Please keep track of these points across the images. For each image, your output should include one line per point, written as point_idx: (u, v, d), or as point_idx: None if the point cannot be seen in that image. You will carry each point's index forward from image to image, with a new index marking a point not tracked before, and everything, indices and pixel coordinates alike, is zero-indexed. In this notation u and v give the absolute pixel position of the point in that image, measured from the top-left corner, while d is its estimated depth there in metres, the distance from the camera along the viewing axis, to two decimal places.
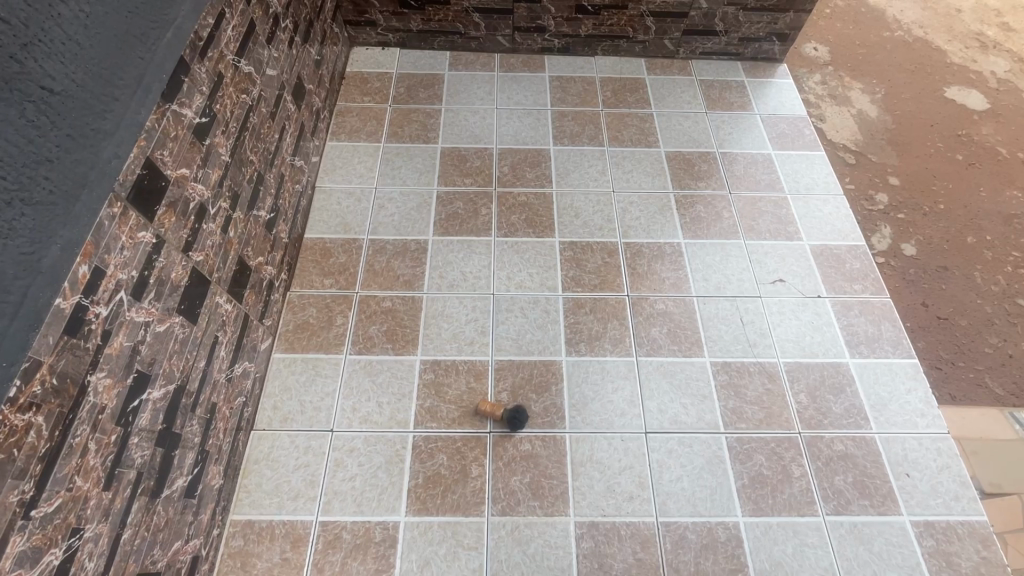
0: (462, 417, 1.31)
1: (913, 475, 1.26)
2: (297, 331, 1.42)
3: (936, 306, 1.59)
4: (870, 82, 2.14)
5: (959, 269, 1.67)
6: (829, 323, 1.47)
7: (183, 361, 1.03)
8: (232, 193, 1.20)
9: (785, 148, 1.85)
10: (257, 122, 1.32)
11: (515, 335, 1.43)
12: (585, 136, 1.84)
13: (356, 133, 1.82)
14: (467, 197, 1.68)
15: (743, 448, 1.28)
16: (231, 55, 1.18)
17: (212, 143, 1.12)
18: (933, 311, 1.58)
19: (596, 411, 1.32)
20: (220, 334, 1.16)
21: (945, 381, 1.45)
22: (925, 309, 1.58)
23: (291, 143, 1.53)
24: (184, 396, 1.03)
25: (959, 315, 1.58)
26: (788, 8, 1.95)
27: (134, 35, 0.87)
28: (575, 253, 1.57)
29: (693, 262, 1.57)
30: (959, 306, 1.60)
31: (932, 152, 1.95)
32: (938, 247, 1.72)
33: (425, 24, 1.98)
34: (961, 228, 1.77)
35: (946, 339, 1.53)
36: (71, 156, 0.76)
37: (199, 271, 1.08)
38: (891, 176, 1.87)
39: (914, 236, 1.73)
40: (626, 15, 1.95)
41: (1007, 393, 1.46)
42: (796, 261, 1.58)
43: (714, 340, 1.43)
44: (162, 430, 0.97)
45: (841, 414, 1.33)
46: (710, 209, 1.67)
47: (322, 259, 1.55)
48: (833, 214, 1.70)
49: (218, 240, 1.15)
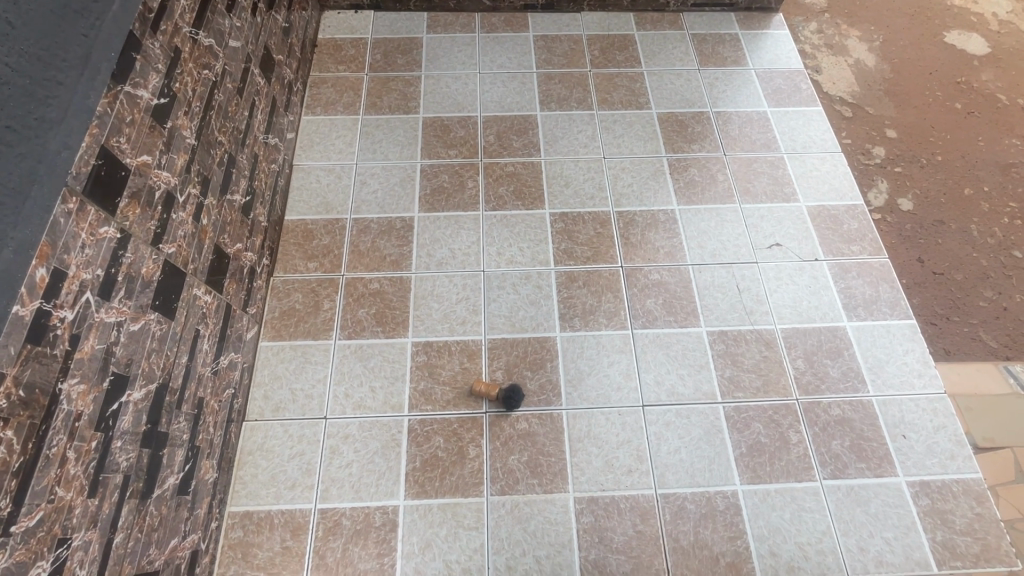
0: (457, 399, 1.29)
1: (909, 436, 1.26)
2: (283, 318, 1.38)
3: (932, 262, 1.56)
4: (867, 30, 2.05)
5: (956, 223, 1.64)
6: (827, 287, 1.45)
7: (164, 358, 0.99)
8: (202, 177, 1.14)
9: (782, 104, 1.77)
10: (223, 99, 1.24)
11: (507, 312, 1.40)
12: (573, 99, 1.76)
13: (333, 106, 1.73)
14: (453, 169, 1.61)
15: (741, 417, 1.28)
16: (187, 27, 1.09)
17: (174, 125, 1.04)
18: (928, 267, 1.55)
19: (593, 386, 1.30)
20: (202, 326, 1.12)
21: (940, 336, 1.44)
22: (921, 265, 1.55)
23: (262, 120, 1.44)
24: (167, 394, 1.00)
25: (955, 270, 1.56)
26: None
27: (72, 10, 0.79)
28: (567, 224, 1.52)
29: (688, 229, 1.52)
30: (955, 260, 1.57)
31: (931, 102, 1.89)
32: (935, 201, 1.68)
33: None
34: (958, 180, 1.72)
35: (942, 295, 1.51)
36: (15, 150, 0.69)
37: (172, 263, 1.03)
38: (888, 128, 1.81)
39: (911, 190, 1.69)
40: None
41: (1001, 346, 1.45)
42: (793, 224, 1.54)
43: (710, 309, 1.41)
44: (148, 430, 0.94)
45: (838, 379, 1.32)
46: (704, 172, 1.62)
47: (305, 241, 1.49)
48: (831, 172, 1.64)
49: (191, 229, 1.09)
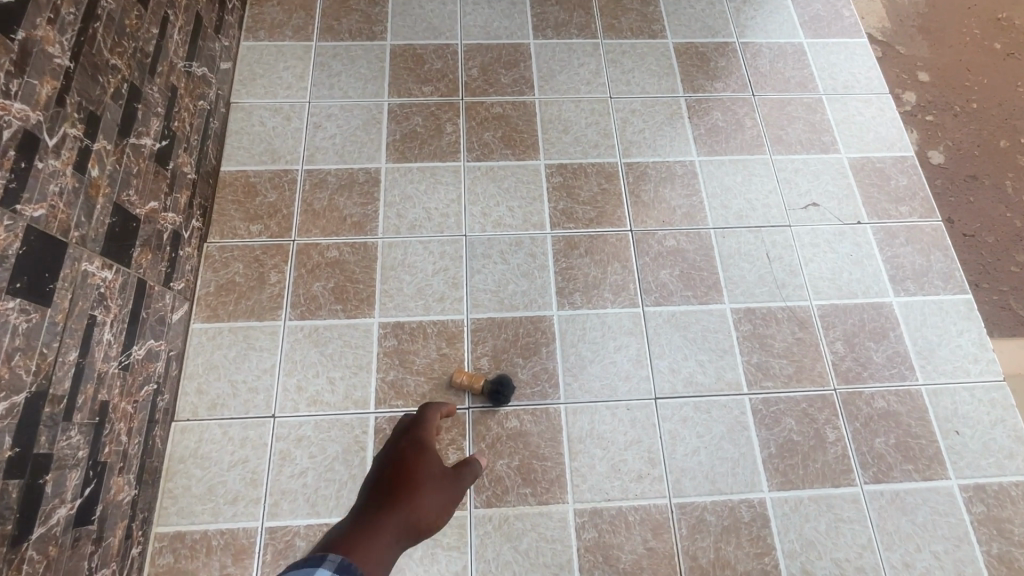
0: (434, 392, 1.07)
1: (963, 433, 1.08)
2: (220, 294, 1.13)
3: (962, 222, 1.36)
4: None
5: (991, 179, 1.41)
6: (870, 255, 1.23)
7: (36, 359, 0.74)
8: (86, 113, 0.85)
9: (821, 35, 1.49)
10: (115, 8, 0.93)
11: (494, 286, 1.16)
12: (574, 25, 1.45)
13: (279, 29, 1.41)
14: (428, 110, 1.33)
15: (770, 411, 1.08)
16: None
17: (28, 37, 0.75)
18: (956, 229, 1.35)
19: (596, 376, 1.09)
20: (102, 312, 0.87)
21: None
22: (948, 226, 1.35)
23: (182, 42, 1.13)
24: (45, 405, 0.76)
25: (986, 231, 1.35)
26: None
27: None
28: (566, 178, 1.27)
29: (710, 185, 1.28)
30: (989, 221, 1.36)
31: (969, 40, 1.61)
32: (969, 152, 1.45)
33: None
34: (994, 130, 1.48)
35: (969, 259, 1.32)
36: None
37: (42, 231, 0.76)
38: (922, 70, 1.56)
39: (942, 141, 1.46)
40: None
41: None
42: (832, 180, 1.30)
43: (735, 282, 1.18)
44: (16, 456, 0.71)
45: (882, 365, 1.13)
46: (729, 116, 1.35)
47: (246, 198, 1.22)
48: (877, 118, 1.39)
49: (71, 184, 0.81)
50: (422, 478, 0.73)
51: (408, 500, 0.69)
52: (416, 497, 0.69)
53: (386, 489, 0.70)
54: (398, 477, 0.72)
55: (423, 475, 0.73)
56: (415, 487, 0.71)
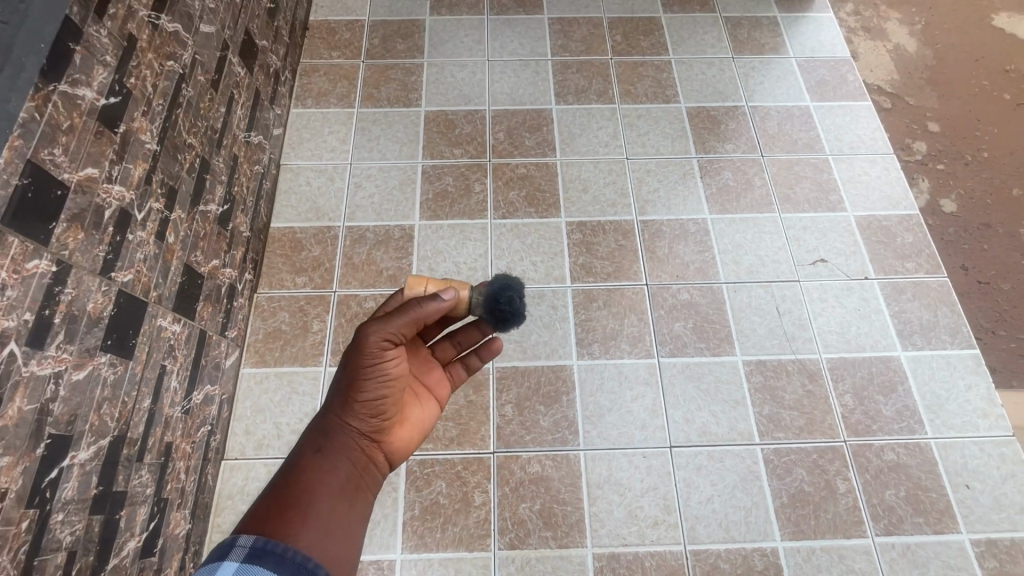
0: (462, 436, 1.14)
1: (974, 487, 1.11)
2: (268, 341, 1.24)
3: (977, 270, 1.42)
4: (910, 11, 1.85)
5: (1004, 228, 1.49)
6: (878, 310, 1.28)
7: (119, 407, 0.85)
8: (167, 188, 0.98)
9: (826, 98, 1.58)
10: (193, 95, 1.07)
11: (518, 336, 1.24)
12: (592, 91, 1.57)
13: (325, 97, 1.56)
14: (458, 171, 1.44)
15: (782, 461, 1.13)
16: (144, 10, 0.92)
17: (130, 130, 0.88)
18: (972, 276, 1.41)
19: (614, 424, 1.16)
20: (171, 361, 0.98)
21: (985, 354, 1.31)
22: (965, 273, 1.41)
23: (243, 116, 1.28)
24: (125, 447, 0.86)
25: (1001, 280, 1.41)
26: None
27: None
28: (584, 234, 1.36)
29: (721, 241, 1.36)
30: (1003, 269, 1.43)
31: (978, 92, 1.70)
32: (981, 201, 1.52)
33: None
34: (1006, 178, 1.56)
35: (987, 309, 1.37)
36: None
37: (130, 293, 0.88)
38: (931, 121, 1.64)
39: (955, 189, 1.54)
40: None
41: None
42: (840, 236, 1.37)
43: (747, 335, 1.25)
44: (100, 493, 0.81)
45: (891, 418, 1.17)
46: (739, 176, 1.44)
47: (292, 253, 1.34)
48: (882, 177, 1.46)
49: (152, 250, 0.94)
50: (365, 409, 0.76)
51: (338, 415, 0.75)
52: (364, 416, 0.76)
53: (320, 447, 0.74)
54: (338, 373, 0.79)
55: (361, 405, 0.75)
56: (359, 417, 0.76)
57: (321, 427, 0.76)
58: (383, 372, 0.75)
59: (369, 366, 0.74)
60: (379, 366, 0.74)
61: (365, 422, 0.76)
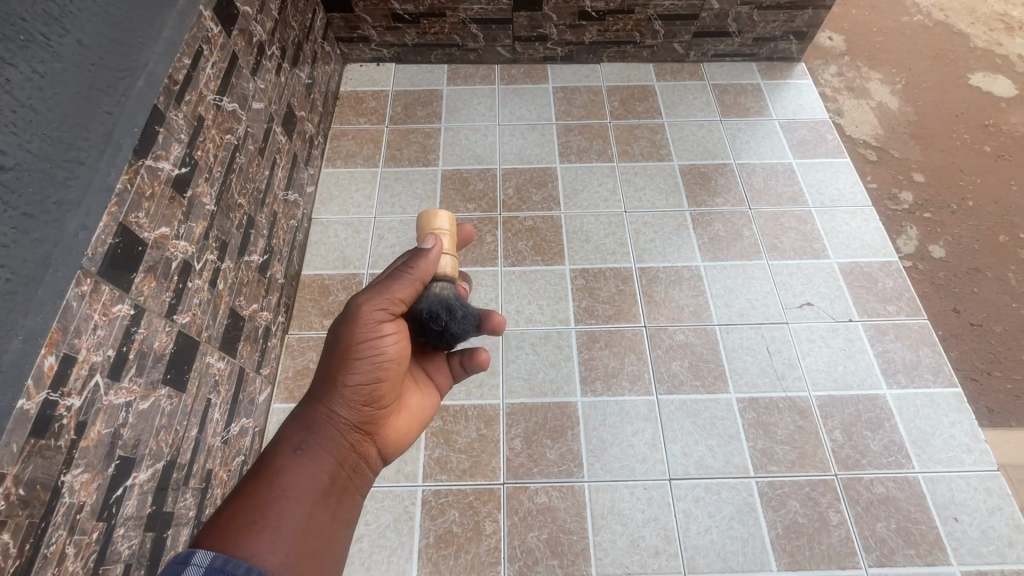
0: (474, 468, 1.23)
1: (962, 519, 1.17)
2: (297, 378, 1.35)
3: (969, 312, 1.49)
4: (888, 74, 2.02)
5: (993, 272, 1.57)
6: (863, 350, 1.37)
7: (173, 434, 0.96)
8: (220, 242, 1.13)
9: (807, 156, 1.73)
10: (244, 162, 1.24)
11: (526, 374, 1.34)
12: (593, 151, 1.74)
13: (353, 158, 1.74)
14: (472, 223, 1.59)
15: (776, 493, 1.19)
16: (211, 94, 1.10)
17: (195, 194, 1.04)
18: (964, 318, 1.48)
19: (616, 457, 1.24)
20: (215, 395, 1.09)
21: (981, 393, 1.37)
22: (956, 315, 1.48)
23: (283, 177, 1.45)
24: (175, 471, 0.96)
25: (993, 321, 1.49)
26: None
27: (99, 90, 0.81)
28: (587, 280, 1.48)
29: (714, 286, 1.47)
30: (994, 311, 1.50)
31: (958, 146, 1.83)
32: (969, 247, 1.62)
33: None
34: (991, 227, 1.66)
35: (982, 349, 1.44)
36: (31, 236, 0.70)
37: (187, 333, 1.01)
38: (916, 172, 1.76)
39: (942, 237, 1.63)
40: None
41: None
42: (824, 282, 1.48)
43: (740, 373, 1.34)
44: (153, 512, 0.91)
45: (880, 453, 1.24)
46: (729, 227, 1.57)
47: (321, 297, 1.47)
48: (862, 227, 1.59)
49: (206, 296, 1.07)
50: (357, 396, 0.78)
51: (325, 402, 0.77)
52: (350, 404, 0.77)
53: (301, 444, 0.74)
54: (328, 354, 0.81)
55: (350, 390, 0.76)
56: (345, 405, 0.77)
57: (306, 419, 0.76)
58: (382, 349, 0.77)
59: (366, 344, 0.77)
60: (376, 345, 0.77)
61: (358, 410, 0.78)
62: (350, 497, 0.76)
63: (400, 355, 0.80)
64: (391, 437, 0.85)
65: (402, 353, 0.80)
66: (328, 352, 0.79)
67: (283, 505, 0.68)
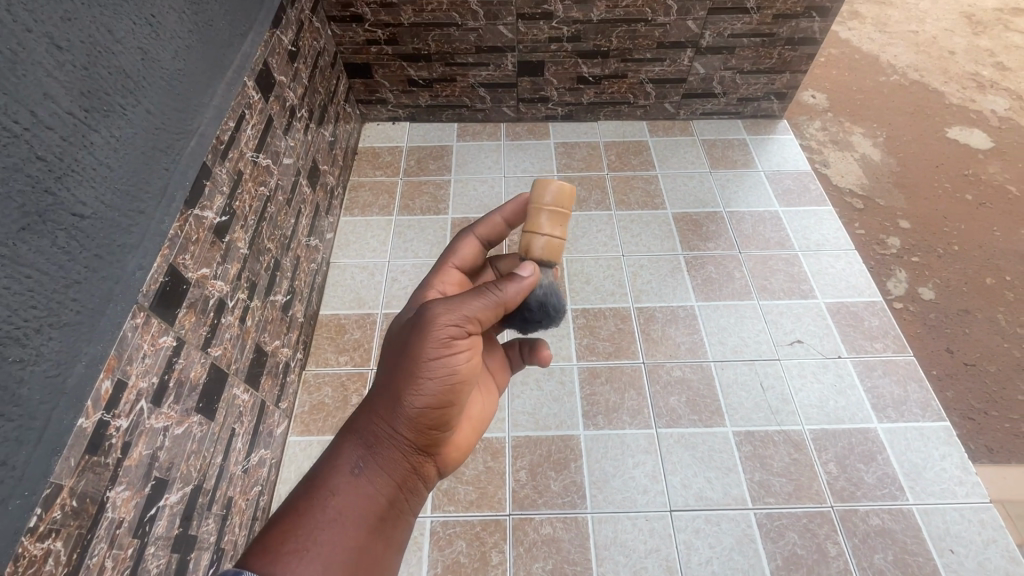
0: (480, 499, 1.28)
1: (957, 551, 1.19)
2: (313, 412, 1.42)
3: (961, 352, 1.56)
4: (870, 128, 2.18)
5: (983, 312, 1.65)
6: (853, 385, 1.44)
7: (201, 460, 1.03)
8: (250, 283, 1.23)
9: (792, 204, 1.85)
10: (274, 211, 1.37)
11: (530, 409, 1.41)
12: (592, 200, 1.87)
13: (369, 207, 1.87)
14: None
15: (774, 525, 1.23)
16: (249, 152, 1.24)
17: (231, 239, 1.15)
18: (957, 357, 1.55)
19: (619, 489, 1.28)
20: (239, 425, 1.17)
21: (979, 432, 1.41)
22: (950, 355, 1.55)
23: (307, 224, 1.57)
24: (200, 496, 1.03)
25: (985, 360, 1.55)
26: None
27: (160, 149, 0.93)
28: (588, 319, 1.57)
29: (708, 325, 1.56)
30: (985, 351, 1.57)
31: (941, 194, 1.96)
32: (957, 289, 1.71)
33: (418, 16, 1.77)
34: (978, 269, 1.76)
35: (977, 388, 1.50)
36: (98, 274, 0.79)
37: (218, 365, 1.09)
38: (901, 219, 1.88)
39: (930, 279, 1.72)
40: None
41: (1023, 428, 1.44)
42: (812, 320, 1.56)
43: (735, 408, 1.40)
44: (179, 534, 0.97)
45: (874, 485, 1.28)
46: (721, 269, 1.68)
47: (337, 335, 1.56)
48: (847, 269, 1.68)
49: (236, 332, 1.17)
50: (418, 416, 0.78)
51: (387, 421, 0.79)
52: (411, 426, 0.79)
53: (358, 463, 0.77)
54: (390, 363, 0.81)
55: (413, 413, 0.78)
56: (407, 427, 0.79)
57: (363, 434, 0.79)
58: (450, 369, 0.78)
59: (434, 363, 0.77)
60: (447, 362, 0.77)
61: (418, 430, 0.80)
62: (399, 519, 0.79)
63: (468, 374, 0.80)
64: (446, 452, 0.88)
65: (471, 372, 0.81)
66: (396, 364, 0.79)
67: (336, 525, 0.71)
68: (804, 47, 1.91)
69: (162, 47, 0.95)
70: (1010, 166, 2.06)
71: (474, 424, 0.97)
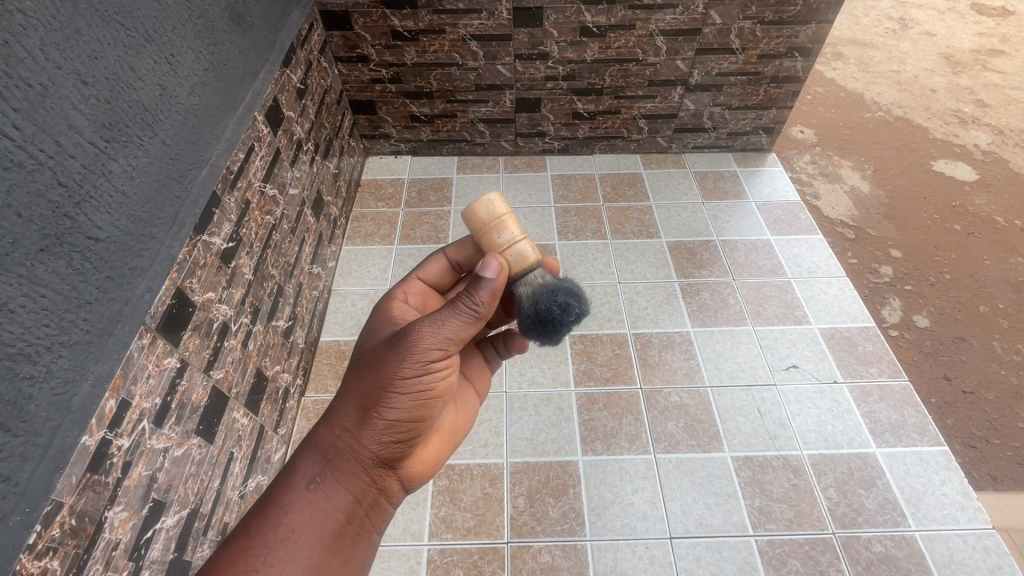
0: (479, 526, 1.26)
1: None
2: None
3: (960, 379, 1.57)
4: (858, 161, 2.25)
5: (978, 339, 1.68)
6: (850, 410, 1.44)
7: (198, 483, 1.03)
8: (253, 308, 1.26)
9: (783, 233, 1.90)
10: (278, 238, 1.41)
11: (529, 435, 1.41)
12: (588, 230, 1.91)
13: (371, 237, 1.92)
14: None
15: (776, 552, 1.21)
16: (257, 181, 1.28)
17: (236, 264, 1.19)
18: (957, 385, 1.56)
19: (619, 516, 1.27)
20: (237, 449, 1.17)
21: (982, 460, 1.41)
22: (949, 382, 1.56)
23: (309, 252, 1.61)
24: (196, 520, 1.02)
25: (983, 388, 1.56)
26: (810, 20, 1.80)
27: (173, 178, 0.98)
28: (586, 345, 1.59)
29: (704, 350, 1.57)
30: (982, 378, 1.59)
31: (929, 224, 2.01)
32: (951, 316, 1.73)
33: (420, 57, 1.86)
34: (971, 297, 1.79)
35: (977, 415, 1.50)
36: (108, 296, 0.82)
37: (219, 388, 1.11)
38: (892, 248, 1.92)
39: (925, 307, 1.75)
40: (634, 35, 1.82)
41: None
42: (807, 346, 1.58)
43: (733, 433, 1.40)
44: (173, 559, 0.96)
45: (875, 511, 1.27)
46: (716, 296, 1.71)
47: (337, 362, 1.58)
48: (839, 296, 1.71)
49: (238, 355, 1.18)
50: (384, 435, 0.79)
51: (351, 440, 0.79)
52: (374, 445, 0.79)
53: (316, 481, 0.78)
54: (359, 382, 0.81)
55: (377, 432, 0.79)
56: (370, 446, 0.79)
57: (323, 449, 0.79)
58: (427, 390, 0.80)
59: (411, 384, 0.78)
60: (421, 382, 0.79)
61: (385, 448, 0.80)
62: (358, 533, 0.80)
63: (442, 393, 0.82)
64: (412, 467, 0.88)
65: (445, 390, 0.83)
66: (368, 382, 0.79)
67: (289, 544, 0.72)
68: (788, 85, 2.00)
69: (180, 84, 1.01)
70: (994, 198, 2.12)
71: (440, 435, 0.98)
